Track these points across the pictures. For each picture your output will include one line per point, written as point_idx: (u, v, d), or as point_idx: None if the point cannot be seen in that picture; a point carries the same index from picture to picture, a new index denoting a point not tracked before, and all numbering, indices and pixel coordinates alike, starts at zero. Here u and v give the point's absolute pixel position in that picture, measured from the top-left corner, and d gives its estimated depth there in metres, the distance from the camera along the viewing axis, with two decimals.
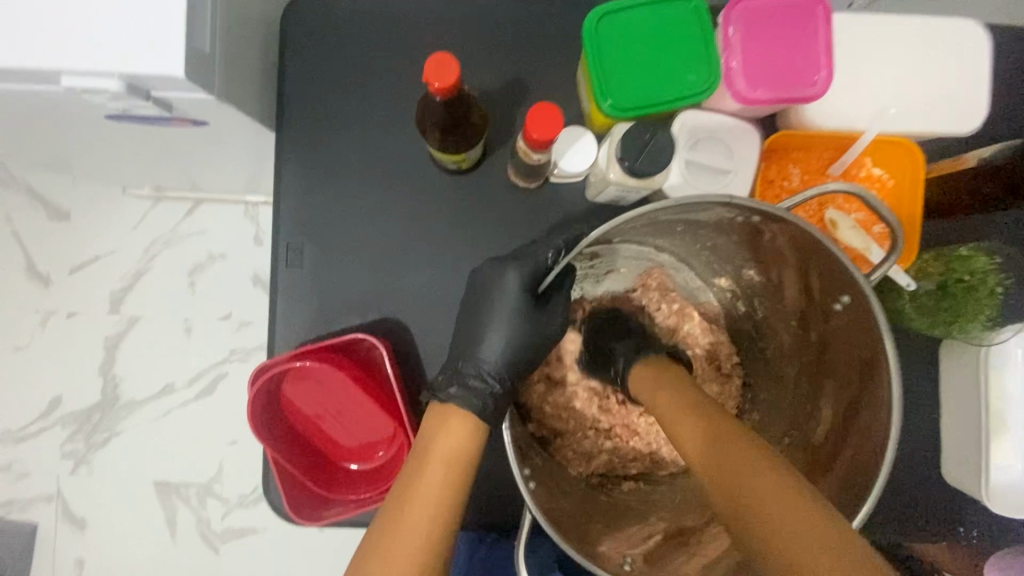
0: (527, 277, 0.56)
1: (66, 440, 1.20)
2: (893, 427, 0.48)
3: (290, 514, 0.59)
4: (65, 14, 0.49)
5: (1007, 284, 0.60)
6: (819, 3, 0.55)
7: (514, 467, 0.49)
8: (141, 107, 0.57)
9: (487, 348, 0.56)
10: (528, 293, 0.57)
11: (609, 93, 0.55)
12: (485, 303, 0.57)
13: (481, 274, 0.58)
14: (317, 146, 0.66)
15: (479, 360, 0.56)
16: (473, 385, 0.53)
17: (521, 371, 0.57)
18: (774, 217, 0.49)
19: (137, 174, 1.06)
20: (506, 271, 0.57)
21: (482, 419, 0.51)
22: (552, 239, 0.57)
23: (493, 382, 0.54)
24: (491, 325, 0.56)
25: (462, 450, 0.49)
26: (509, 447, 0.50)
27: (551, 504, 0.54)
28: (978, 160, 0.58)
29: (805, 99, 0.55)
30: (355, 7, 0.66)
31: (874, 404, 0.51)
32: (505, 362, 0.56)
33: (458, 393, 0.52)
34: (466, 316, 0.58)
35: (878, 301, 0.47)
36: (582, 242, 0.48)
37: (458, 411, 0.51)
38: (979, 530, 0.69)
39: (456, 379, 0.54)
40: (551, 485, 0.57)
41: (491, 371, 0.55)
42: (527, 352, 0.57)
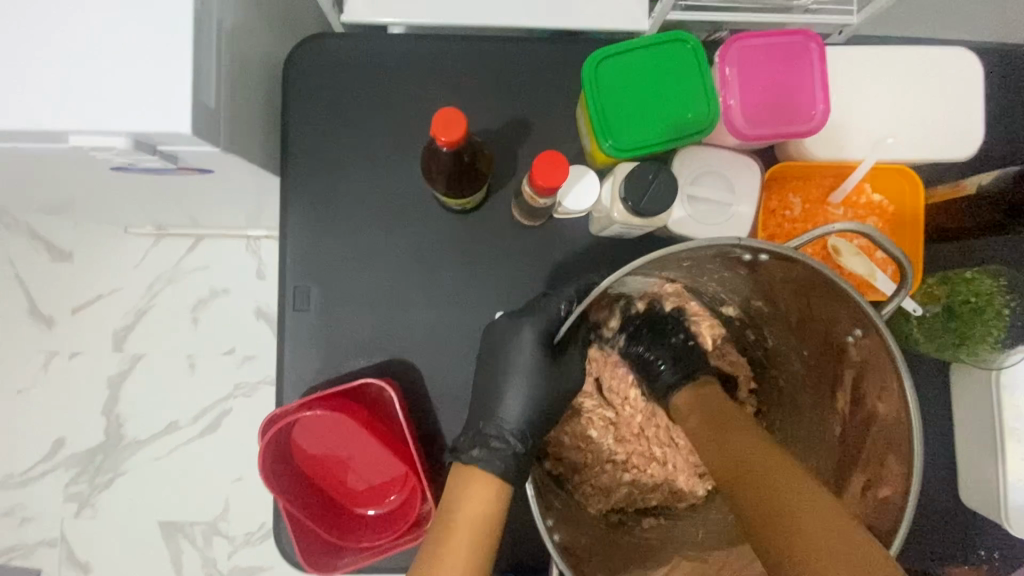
0: (542, 332, 0.56)
1: (69, 483, 1.18)
2: (915, 464, 0.47)
3: (302, 565, 0.58)
4: (73, 77, 0.50)
5: (1014, 304, 0.60)
6: (812, 39, 0.55)
7: (538, 516, 0.49)
8: (148, 159, 0.58)
9: (507, 403, 0.56)
10: (544, 348, 0.57)
11: (611, 135, 0.55)
12: (501, 356, 0.57)
13: (495, 331, 0.58)
14: (321, 189, 0.66)
15: (499, 420, 0.56)
16: (494, 446, 0.54)
17: (544, 426, 0.57)
18: (784, 256, 0.49)
19: (138, 214, 1.06)
20: (522, 328, 0.57)
21: (505, 480, 0.52)
22: (563, 291, 0.58)
23: (514, 441, 0.55)
24: (509, 381, 0.57)
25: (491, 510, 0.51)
26: (534, 499, 0.49)
27: (573, 548, 0.53)
28: (977, 187, 0.58)
29: (805, 132, 0.55)
30: (355, 50, 0.67)
31: (891, 434, 0.52)
32: (525, 420, 0.56)
33: (479, 456, 0.53)
34: (483, 369, 0.59)
35: (893, 338, 0.47)
36: (594, 291, 0.48)
37: (482, 475, 0.52)
38: (999, 552, 0.68)
39: (478, 441, 0.54)
40: (573, 525, 0.57)
41: (511, 429, 0.55)
42: (547, 403, 0.57)
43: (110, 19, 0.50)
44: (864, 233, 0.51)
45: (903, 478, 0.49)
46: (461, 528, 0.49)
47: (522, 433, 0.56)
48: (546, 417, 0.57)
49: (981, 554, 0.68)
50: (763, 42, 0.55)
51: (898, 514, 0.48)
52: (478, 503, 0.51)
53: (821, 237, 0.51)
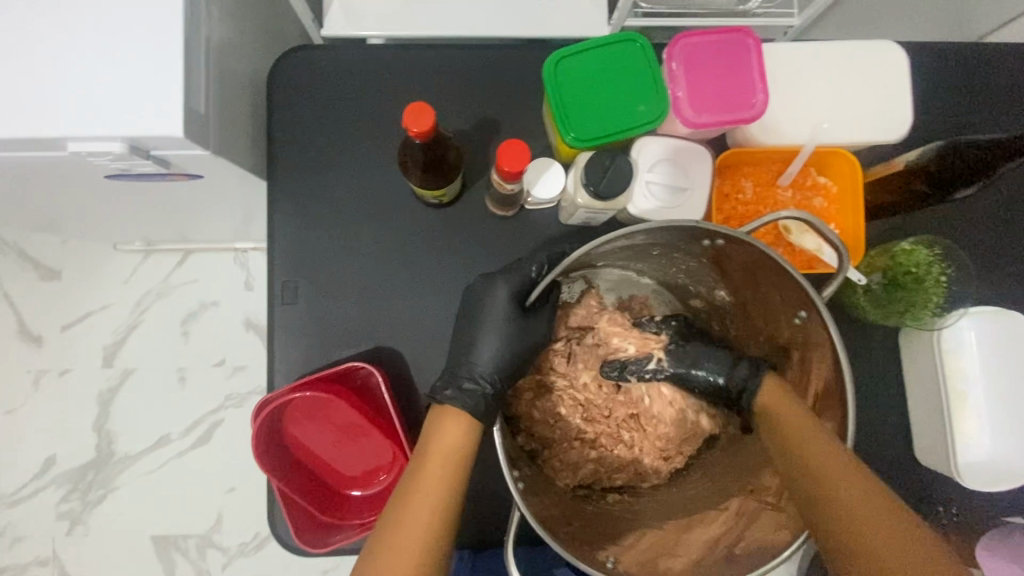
0: (515, 289, 0.61)
1: (61, 501, 1.19)
2: (851, 427, 0.53)
3: (297, 543, 0.61)
4: (72, 88, 0.54)
5: (949, 272, 0.65)
6: (749, 36, 0.61)
7: (505, 469, 0.52)
8: (141, 165, 0.61)
9: (479, 352, 0.60)
10: (515, 301, 0.61)
11: (571, 127, 0.61)
12: (477, 312, 0.61)
13: (473, 288, 0.62)
14: (305, 190, 0.71)
15: (471, 364, 0.60)
16: (466, 387, 0.58)
17: (513, 373, 0.61)
18: (736, 240, 0.54)
19: (127, 229, 1.09)
20: (496, 284, 0.61)
21: (475, 418, 0.57)
22: (535, 256, 0.63)
23: (484, 384, 0.58)
24: (482, 334, 0.60)
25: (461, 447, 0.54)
26: (499, 444, 0.52)
27: (548, 519, 0.57)
28: (906, 165, 0.64)
29: (746, 117, 0.61)
30: (334, 62, 0.72)
31: (831, 411, 0.57)
32: (497, 366, 0.60)
33: (452, 394, 0.57)
34: (461, 323, 0.62)
35: (829, 313, 0.52)
36: (565, 261, 0.52)
37: (455, 411, 0.56)
38: (957, 508, 0.72)
39: (452, 382, 0.59)
40: (541, 495, 0.60)
41: (483, 372, 0.59)
42: (517, 356, 0.61)
43: (106, 35, 0.54)
44: (809, 224, 0.56)
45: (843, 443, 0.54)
46: (439, 459, 0.53)
47: (493, 375, 0.59)
48: (516, 363, 0.61)
49: (940, 510, 0.72)
50: (706, 38, 0.61)
51: None
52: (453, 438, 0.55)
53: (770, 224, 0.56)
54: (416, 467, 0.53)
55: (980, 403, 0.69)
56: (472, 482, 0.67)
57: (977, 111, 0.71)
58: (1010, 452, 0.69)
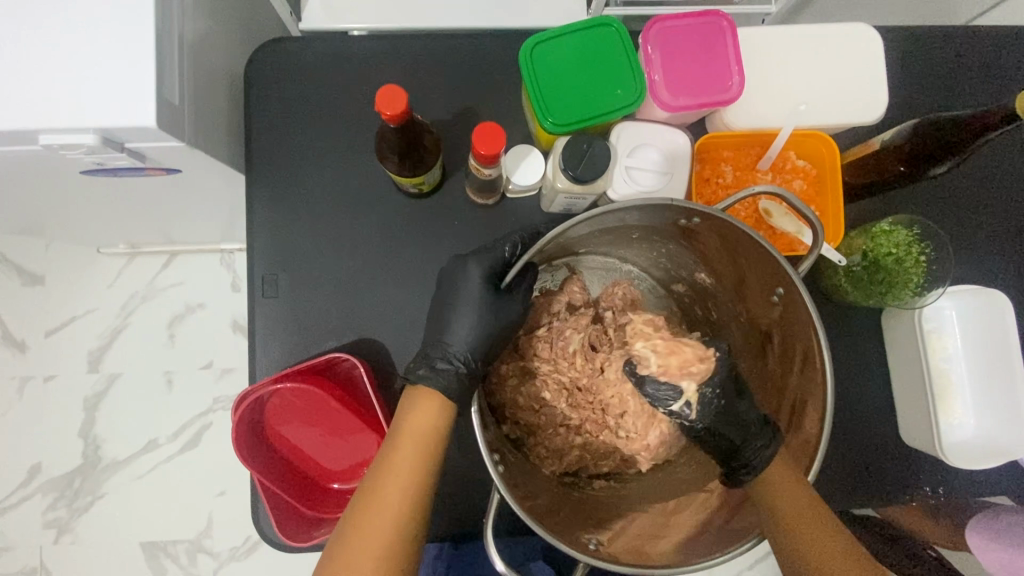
0: (488, 270, 0.60)
1: (47, 509, 1.17)
2: (829, 402, 0.52)
3: (283, 538, 0.61)
4: (43, 80, 0.53)
5: (929, 252, 0.66)
6: (724, 18, 0.61)
7: (485, 455, 0.51)
8: (116, 159, 0.61)
9: (454, 333, 0.59)
10: (488, 282, 0.60)
11: (549, 112, 0.61)
12: (451, 295, 0.61)
13: (447, 268, 0.62)
14: (285, 184, 0.70)
15: (445, 344, 0.59)
16: (439, 366, 0.57)
17: (488, 355, 0.61)
18: (712, 217, 0.54)
19: (110, 232, 1.08)
20: (468, 266, 0.61)
21: (448, 398, 0.56)
22: (509, 236, 0.63)
23: (458, 363, 0.58)
24: (457, 315, 0.60)
25: (432, 429, 0.54)
26: (475, 422, 0.51)
27: (531, 502, 0.57)
28: (881, 145, 0.65)
29: (721, 99, 0.61)
30: (312, 55, 0.71)
31: (810, 387, 0.56)
32: (471, 346, 0.59)
33: (423, 373, 0.57)
34: (436, 305, 0.62)
35: (807, 290, 0.52)
36: (539, 242, 0.52)
37: (427, 392, 0.56)
38: (944, 488, 0.72)
39: (425, 362, 0.58)
40: (524, 481, 0.60)
41: (457, 353, 0.59)
42: (492, 338, 0.60)
43: (78, 27, 0.54)
44: (784, 198, 0.56)
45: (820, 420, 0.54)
46: (407, 444, 0.53)
47: (467, 355, 0.59)
48: (491, 344, 0.60)
49: (926, 490, 0.72)
50: (681, 20, 0.62)
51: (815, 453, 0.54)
52: (423, 421, 0.54)
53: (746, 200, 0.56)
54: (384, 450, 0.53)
55: (965, 382, 0.70)
56: (458, 473, 0.67)
57: (953, 93, 0.72)
58: (992, 428, 0.69)
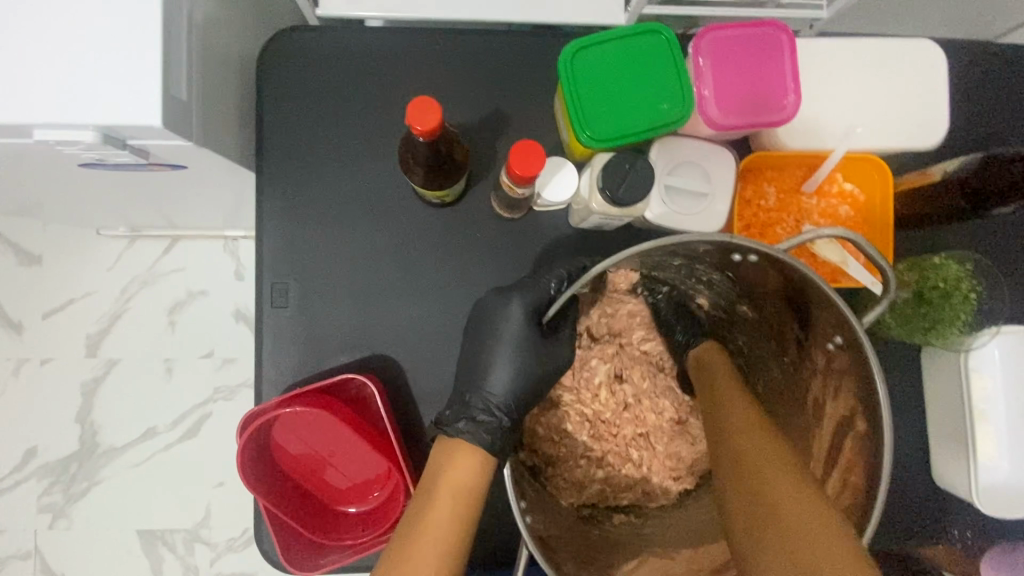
0: (530, 309, 0.57)
1: (43, 493, 1.15)
2: (886, 463, 0.47)
3: (286, 567, 0.57)
4: (39, 68, 0.49)
5: (979, 288, 0.62)
6: (783, 31, 0.56)
7: (513, 505, 0.50)
8: (117, 154, 0.56)
9: (493, 378, 0.57)
10: (529, 322, 0.57)
11: (587, 126, 0.56)
12: (489, 330, 0.58)
13: (478, 304, 0.60)
14: (298, 183, 0.66)
15: (484, 394, 0.57)
16: (480, 419, 0.56)
17: (528, 400, 0.59)
18: (774, 257, 0.50)
19: (110, 215, 1.03)
20: (509, 303, 0.57)
21: (489, 453, 0.55)
22: (555, 269, 0.58)
23: (500, 415, 0.56)
24: (496, 357, 0.58)
25: (479, 475, 0.53)
26: (511, 492, 0.50)
27: (546, 536, 0.54)
28: (943, 175, 0.61)
29: (776, 121, 0.57)
30: (330, 44, 0.66)
31: (863, 447, 0.53)
32: (512, 393, 0.58)
33: (463, 428, 0.55)
34: (470, 340, 0.60)
35: (872, 347, 0.48)
36: (583, 276, 0.48)
37: (466, 445, 0.54)
38: (971, 529, 0.70)
39: (464, 414, 0.56)
40: (549, 524, 0.56)
41: (498, 403, 0.57)
42: (531, 381, 0.58)
43: (78, 10, 0.49)
44: (850, 241, 0.52)
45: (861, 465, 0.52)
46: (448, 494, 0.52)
47: (507, 406, 0.57)
48: (530, 390, 0.59)
49: (954, 531, 0.69)
50: (735, 32, 0.57)
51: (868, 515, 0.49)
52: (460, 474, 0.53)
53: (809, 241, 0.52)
54: (423, 499, 0.52)
55: (1001, 422, 0.66)
56: None
57: (1010, 119, 0.67)
58: None
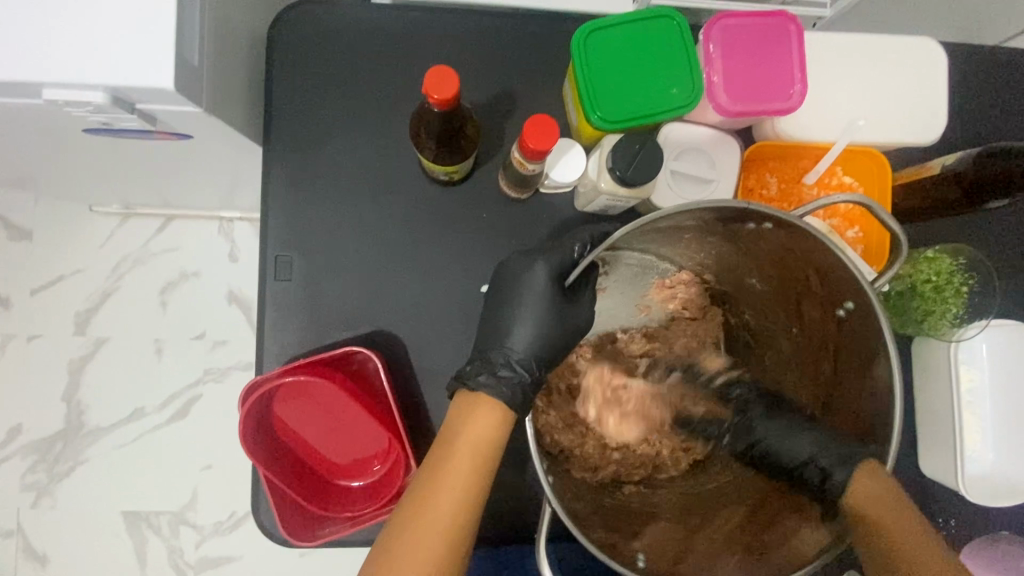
0: (554, 271, 0.58)
1: (26, 472, 1.13)
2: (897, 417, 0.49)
3: (286, 538, 0.57)
4: (49, 24, 0.48)
5: (971, 282, 0.64)
6: (792, 21, 0.58)
7: (537, 463, 0.50)
8: (124, 119, 0.56)
9: (515, 337, 0.58)
10: (552, 285, 0.58)
11: (598, 107, 0.57)
12: (514, 294, 0.59)
13: (496, 271, 0.61)
14: (304, 159, 0.66)
15: (508, 351, 0.57)
16: (502, 374, 0.55)
17: (549, 362, 0.59)
18: (786, 224, 0.51)
19: (106, 190, 1.02)
20: (532, 266, 0.58)
21: (507, 407, 0.54)
22: (577, 234, 0.59)
23: (521, 371, 0.56)
24: (519, 319, 0.58)
25: (494, 437, 0.52)
26: (534, 449, 0.51)
27: (567, 504, 0.55)
28: (941, 169, 0.62)
29: (782, 109, 0.58)
30: (341, 21, 0.66)
31: (873, 406, 0.54)
32: (534, 352, 0.58)
33: (487, 383, 0.54)
34: (491, 307, 0.61)
35: (881, 304, 0.49)
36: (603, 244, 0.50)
37: (487, 399, 0.54)
38: (956, 520, 0.71)
39: (486, 368, 0.56)
40: (571, 497, 0.56)
41: (519, 359, 0.57)
42: (554, 344, 0.59)
43: None
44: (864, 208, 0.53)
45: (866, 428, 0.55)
46: (465, 452, 0.51)
47: (529, 363, 0.58)
48: (553, 352, 0.59)
49: (938, 522, 0.71)
50: (745, 20, 0.58)
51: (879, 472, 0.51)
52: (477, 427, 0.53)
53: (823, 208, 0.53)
54: (438, 457, 0.51)
55: (987, 414, 0.68)
56: None
57: (1002, 119, 0.69)
58: (1013, 467, 0.67)
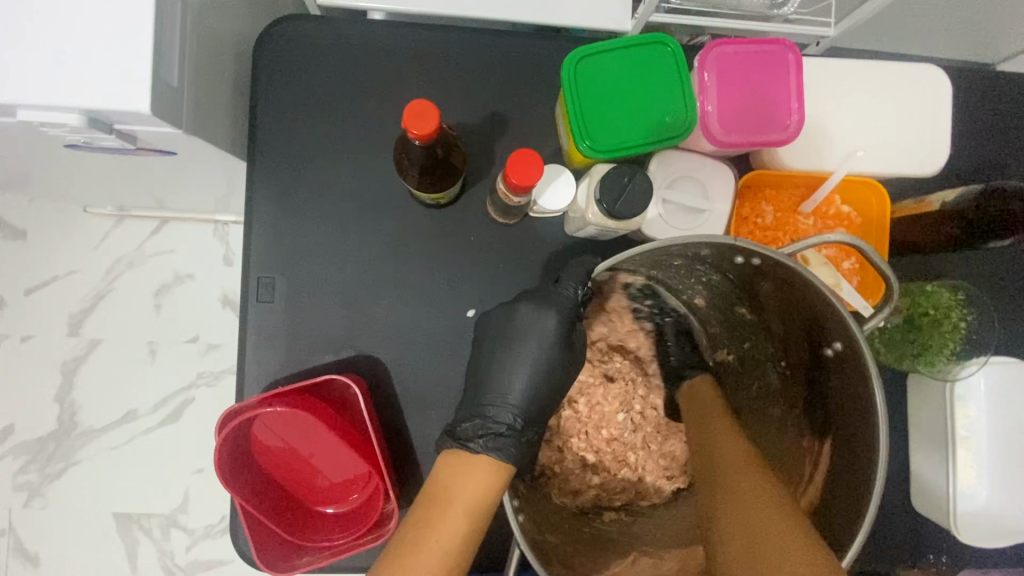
0: (556, 311, 0.57)
1: (18, 471, 1.13)
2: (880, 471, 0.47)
3: (257, 567, 0.56)
4: (23, 45, 0.47)
5: (969, 318, 0.62)
6: (790, 50, 0.56)
7: (506, 505, 0.51)
8: (103, 138, 0.54)
9: (510, 382, 0.57)
10: (563, 336, 0.57)
11: (588, 135, 0.55)
12: (509, 335, 0.58)
13: (497, 314, 0.59)
14: (291, 176, 0.64)
15: (507, 404, 0.57)
16: (497, 424, 0.55)
17: (543, 405, 0.58)
18: (775, 261, 0.50)
19: (97, 193, 1.01)
20: (546, 315, 0.57)
21: (508, 464, 0.53)
22: (574, 272, 0.57)
23: (514, 419, 0.56)
24: (516, 363, 0.57)
25: (488, 498, 0.51)
26: (512, 519, 0.50)
27: (540, 538, 0.54)
28: (942, 205, 0.61)
29: (779, 142, 0.56)
30: (328, 34, 0.65)
31: (855, 446, 0.52)
32: (528, 397, 0.57)
33: (488, 446, 0.53)
34: (484, 347, 0.59)
35: (869, 349, 0.48)
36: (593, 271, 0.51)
37: (487, 461, 0.52)
38: (947, 556, 0.69)
39: (480, 423, 0.55)
40: (543, 528, 0.56)
41: (514, 406, 0.57)
42: (548, 385, 0.58)
43: None
44: (856, 249, 0.52)
45: (844, 466, 0.54)
46: (459, 510, 0.50)
47: (528, 412, 0.57)
48: (547, 396, 0.58)
49: (930, 557, 0.69)
50: (742, 48, 0.56)
51: (856, 524, 0.49)
52: (474, 487, 0.51)
53: (814, 246, 0.52)
54: (429, 514, 0.50)
55: (982, 452, 0.66)
56: None
57: (1009, 148, 0.67)
58: (1006, 505, 0.66)
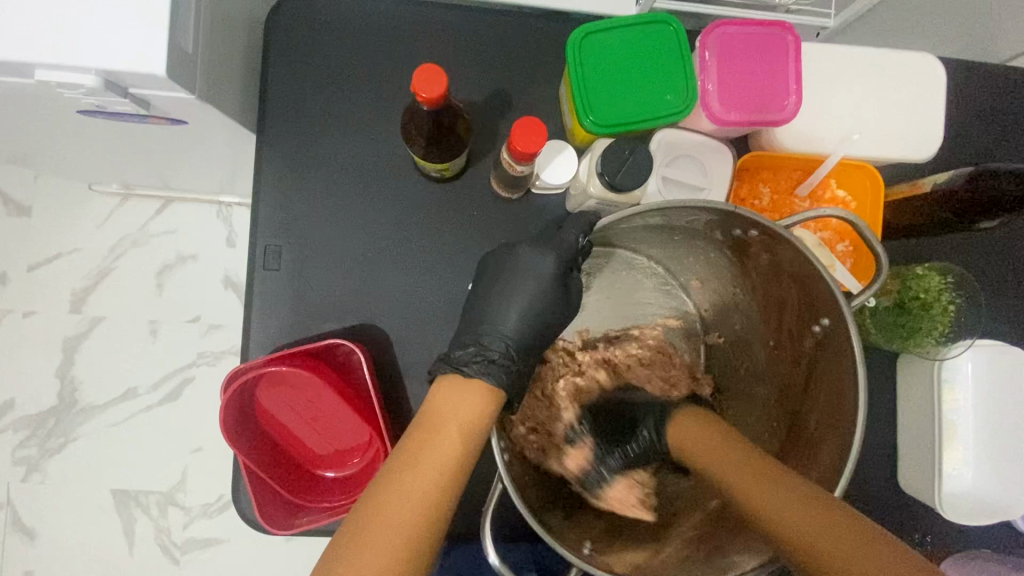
0: (555, 259, 0.57)
1: (18, 446, 1.14)
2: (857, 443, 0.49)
3: (262, 527, 0.58)
4: (42, 6, 0.48)
5: (959, 301, 0.63)
6: (789, 32, 0.57)
7: (497, 454, 0.50)
8: (117, 103, 0.56)
9: (505, 318, 0.58)
10: (560, 279, 0.57)
11: (591, 110, 0.56)
12: (507, 277, 0.58)
13: (497, 255, 0.60)
14: (299, 148, 0.66)
15: (501, 335, 0.57)
16: (495, 356, 0.55)
17: (535, 343, 0.59)
18: (772, 233, 0.51)
19: (104, 170, 1.02)
20: (545, 256, 0.57)
21: (498, 388, 0.53)
22: (576, 222, 0.58)
23: (511, 356, 0.56)
24: (511, 299, 0.58)
25: (481, 417, 0.51)
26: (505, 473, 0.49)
27: (529, 497, 0.55)
28: (933, 187, 0.62)
29: (776, 121, 0.58)
30: (339, 11, 0.66)
31: (835, 422, 0.54)
32: (522, 334, 0.57)
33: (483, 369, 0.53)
34: (480, 291, 0.60)
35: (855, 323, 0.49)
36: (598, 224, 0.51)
37: (477, 383, 0.52)
38: (933, 536, 0.71)
39: (478, 352, 0.55)
40: (529, 488, 0.57)
41: (510, 342, 0.57)
42: (541, 321, 0.58)
43: None
44: (850, 225, 0.53)
45: (824, 441, 0.55)
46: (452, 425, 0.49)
47: (520, 347, 0.57)
48: (541, 338, 0.59)
49: (915, 536, 0.71)
50: (743, 28, 0.57)
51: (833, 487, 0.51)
52: (468, 408, 0.50)
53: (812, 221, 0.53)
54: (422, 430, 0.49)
55: (968, 434, 0.68)
56: None
57: (1001, 138, 0.69)
58: (991, 487, 0.68)
